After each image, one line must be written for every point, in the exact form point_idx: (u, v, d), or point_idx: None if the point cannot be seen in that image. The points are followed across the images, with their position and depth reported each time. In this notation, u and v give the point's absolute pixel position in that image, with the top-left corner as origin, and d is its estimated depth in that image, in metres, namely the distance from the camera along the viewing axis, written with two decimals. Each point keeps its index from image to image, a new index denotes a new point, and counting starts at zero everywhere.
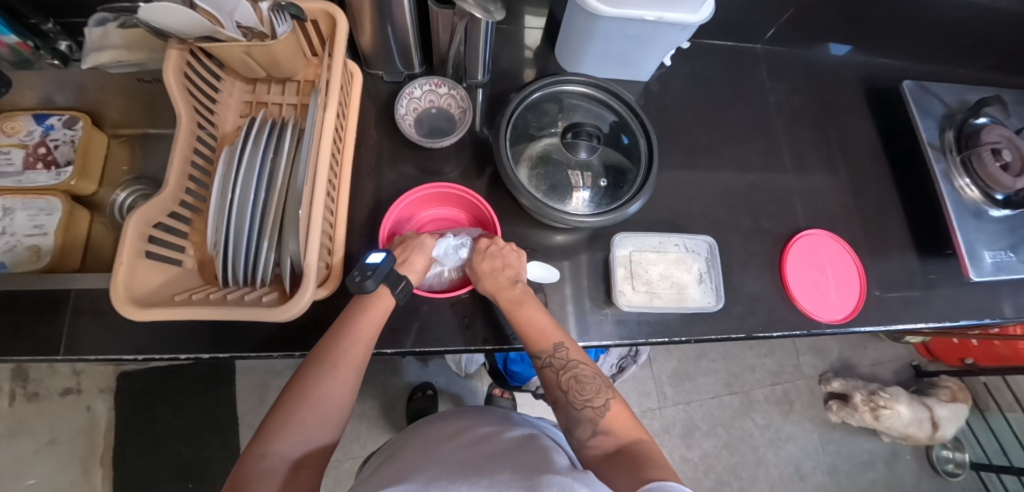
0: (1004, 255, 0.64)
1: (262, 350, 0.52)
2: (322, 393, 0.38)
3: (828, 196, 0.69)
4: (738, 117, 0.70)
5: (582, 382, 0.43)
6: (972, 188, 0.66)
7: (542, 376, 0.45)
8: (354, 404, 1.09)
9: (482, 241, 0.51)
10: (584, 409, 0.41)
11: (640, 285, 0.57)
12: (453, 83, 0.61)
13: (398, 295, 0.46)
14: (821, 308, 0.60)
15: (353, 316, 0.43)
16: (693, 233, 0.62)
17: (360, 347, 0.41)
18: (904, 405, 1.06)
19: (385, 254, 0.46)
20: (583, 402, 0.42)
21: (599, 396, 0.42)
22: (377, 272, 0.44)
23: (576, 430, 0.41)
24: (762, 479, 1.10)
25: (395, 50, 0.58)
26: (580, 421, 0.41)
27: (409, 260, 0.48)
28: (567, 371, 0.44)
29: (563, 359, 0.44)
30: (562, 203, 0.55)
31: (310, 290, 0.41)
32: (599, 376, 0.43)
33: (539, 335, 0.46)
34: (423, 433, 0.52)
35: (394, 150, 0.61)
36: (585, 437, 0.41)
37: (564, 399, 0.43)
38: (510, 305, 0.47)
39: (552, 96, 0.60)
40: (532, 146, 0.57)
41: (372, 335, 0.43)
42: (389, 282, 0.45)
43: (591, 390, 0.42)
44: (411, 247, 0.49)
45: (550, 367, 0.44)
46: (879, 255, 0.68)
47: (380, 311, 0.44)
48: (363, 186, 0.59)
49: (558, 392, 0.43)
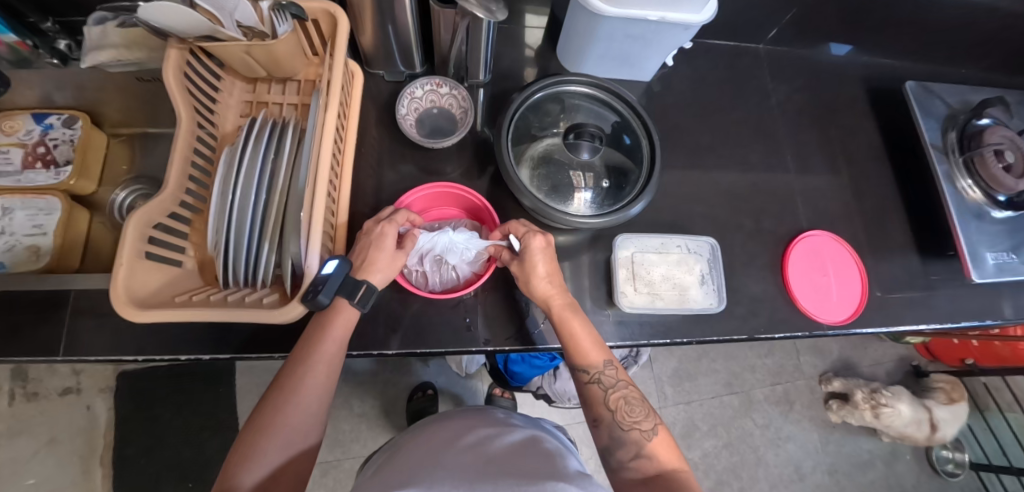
0: (1005, 256, 0.64)
1: (262, 351, 0.52)
2: (286, 421, 0.38)
3: (830, 196, 0.69)
4: (740, 117, 0.70)
5: (631, 404, 0.43)
6: (974, 189, 0.66)
7: (587, 391, 0.45)
8: (354, 404, 1.09)
9: (534, 239, 0.48)
10: (631, 431, 0.42)
11: (642, 286, 0.57)
12: (455, 83, 0.61)
13: (359, 304, 0.44)
14: (823, 309, 0.60)
15: (315, 337, 0.42)
16: (694, 233, 0.62)
17: (323, 369, 0.41)
18: (904, 404, 1.06)
19: (336, 261, 0.43)
20: (631, 423, 0.42)
21: (647, 419, 0.43)
22: (328, 285, 0.41)
23: (619, 450, 0.42)
24: (762, 479, 1.10)
25: (397, 50, 0.58)
26: (625, 443, 0.42)
27: (369, 260, 0.46)
28: (616, 391, 0.44)
29: (613, 378, 0.44)
30: (564, 204, 0.54)
31: (311, 293, 0.41)
32: (647, 400, 0.44)
33: (589, 350, 0.46)
34: (427, 432, 0.52)
35: (394, 149, 0.61)
36: (626, 458, 0.42)
37: (610, 418, 0.43)
38: (561, 313, 0.47)
39: (555, 96, 0.60)
40: (534, 147, 0.57)
41: (336, 354, 0.42)
42: (345, 293, 0.43)
43: (640, 413, 0.43)
44: (369, 242, 0.47)
45: (598, 383, 0.44)
46: (881, 256, 0.68)
47: (344, 326, 0.43)
48: (364, 187, 0.59)
49: (604, 409, 0.44)
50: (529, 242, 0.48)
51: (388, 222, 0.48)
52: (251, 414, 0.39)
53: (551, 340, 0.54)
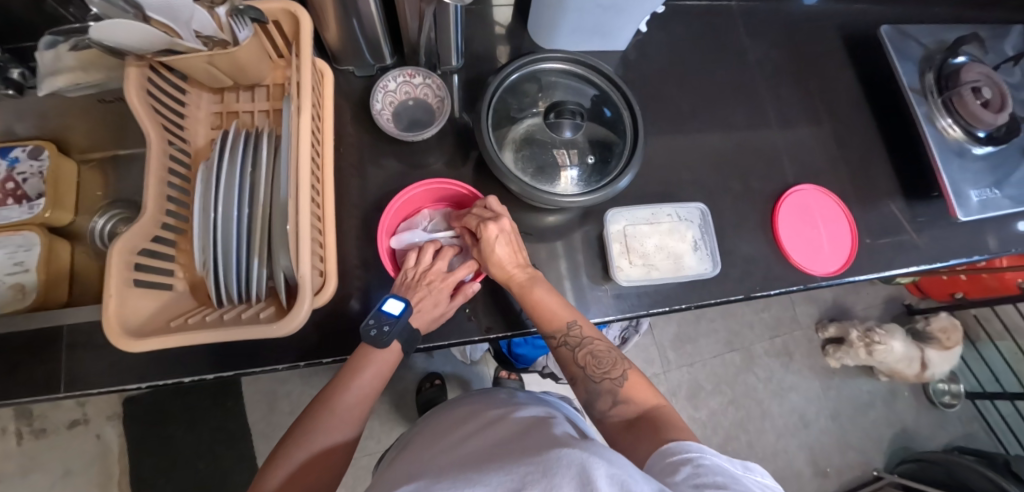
0: (987, 192, 0.66)
1: (264, 364, 0.51)
2: (333, 423, 0.42)
3: (814, 149, 0.69)
4: (719, 77, 0.69)
5: (598, 356, 0.45)
6: (954, 128, 0.67)
7: (558, 354, 0.47)
8: None
9: (489, 230, 0.48)
10: (603, 381, 0.44)
11: (637, 258, 0.56)
12: (427, 72, 0.59)
13: (408, 347, 0.47)
14: (814, 261, 0.62)
15: (366, 354, 0.45)
16: (684, 200, 0.61)
17: (371, 382, 0.45)
18: (897, 340, 1.07)
19: (404, 304, 0.47)
20: (602, 374, 0.45)
21: (616, 368, 0.45)
22: (394, 327, 0.46)
23: (597, 403, 0.44)
24: (768, 430, 1.14)
25: (364, 43, 0.56)
26: (600, 394, 0.44)
27: (424, 311, 0.49)
28: (583, 348, 0.46)
29: (578, 337, 0.47)
30: (551, 184, 0.54)
31: (306, 305, 0.41)
32: (614, 350, 0.46)
33: (553, 315, 0.47)
34: (438, 418, 0.53)
35: (374, 147, 0.60)
36: (606, 407, 0.44)
37: (582, 374, 0.46)
38: (522, 289, 0.48)
39: (532, 74, 0.58)
40: (514, 129, 0.56)
41: (385, 368, 0.46)
42: (402, 338, 0.47)
43: (609, 364, 0.45)
44: (428, 292, 0.49)
45: (565, 345, 0.47)
46: (869, 203, 0.69)
47: (387, 361, 0.46)
48: (348, 188, 0.58)
49: (575, 367, 0.46)
50: (484, 234, 0.48)
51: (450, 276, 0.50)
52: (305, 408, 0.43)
53: None
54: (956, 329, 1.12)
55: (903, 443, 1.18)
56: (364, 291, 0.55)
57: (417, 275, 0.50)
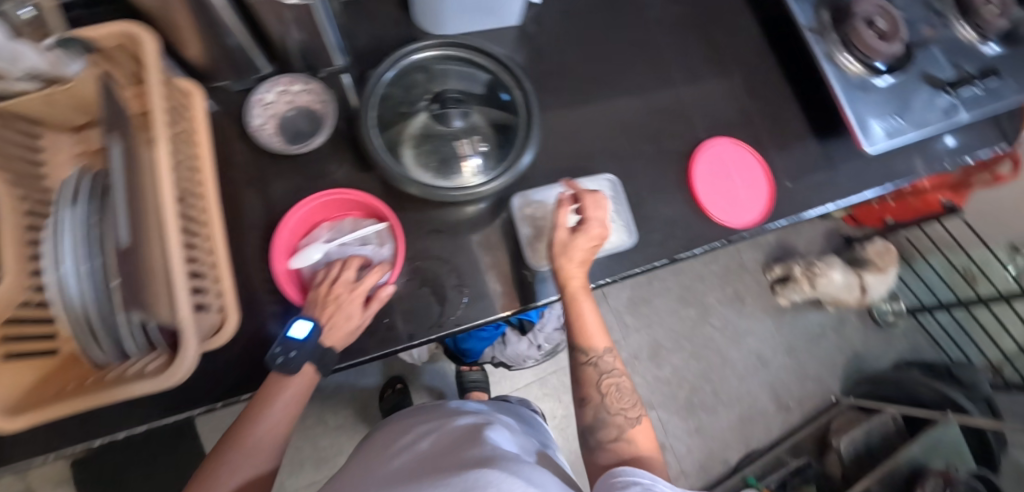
0: (890, 122, 0.68)
1: (180, 411, 0.49)
2: (245, 458, 0.42)
3: (721, 101, 0.69)
4: (619, 40, 0.68)
5: (621, 392, 0.51)
6: (854, 63, 0.68)
7: (582, 371, 0.52)
8: (325, 418, 1.04)
9: (597, 230, 0.49)
10: (617, 415, 0.50)
11: (551, 240, 0.55)
12: (305, 78, 0.56)
13: (322, 367, 0.46)
14: (730, 211, 0.62)
15: (275, 389, 0.44)
16: (595, 172, 0.61)
17: (284, 414, 0.44)
18: (836, 270, 1.12)
19: (311, 324, 0.44)
20: (618, 408, 0.50)
21: (634, 409, 0.51)
22: (301, 352, 0.44)
23: (600, 431, 0.49)
24: (730, 376, 1.18)
25: (231, 55, 0.51)
26: (608, 425, 0.49)
27: (337, 328, 0.46)
28: (610, 377, 0.51)
29: (609, 365, 0.52)
30: (453, 177, 0.53)
31: (192, 349, 0.39)
32: (635, 394, 0.51)
33: (594, 336, 0.51)
34: (391, 430, 0.61)
35: (265, 164, 0.56)
36: (606, 438, 0.49)
37: (600, 399, 0.50)
38: (577, 295, 0.50)
39: (421, 64, 0.55)
40: (407, 125, 0.54)
41: (299, 397, 0.45)
42: (315, 358, 0.45)
43: (628, 402, 0.51)
44: (337, 308, 0.46)
45: (595, 366, 0.51)
46: (779, 148, 0.70)
47: (299, 390, 0.44)
48: (244, 213, 0.54)
49: (595, 390, 0.51)
50: (591, 230, 0.49)
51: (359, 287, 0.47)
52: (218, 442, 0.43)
53: (476, 317, 0.53)
54: (892, 252, 1.17)
55: (855, 365, 1.25)
56: (277, 319, 0.52)
57: (326, 291, 0.46)
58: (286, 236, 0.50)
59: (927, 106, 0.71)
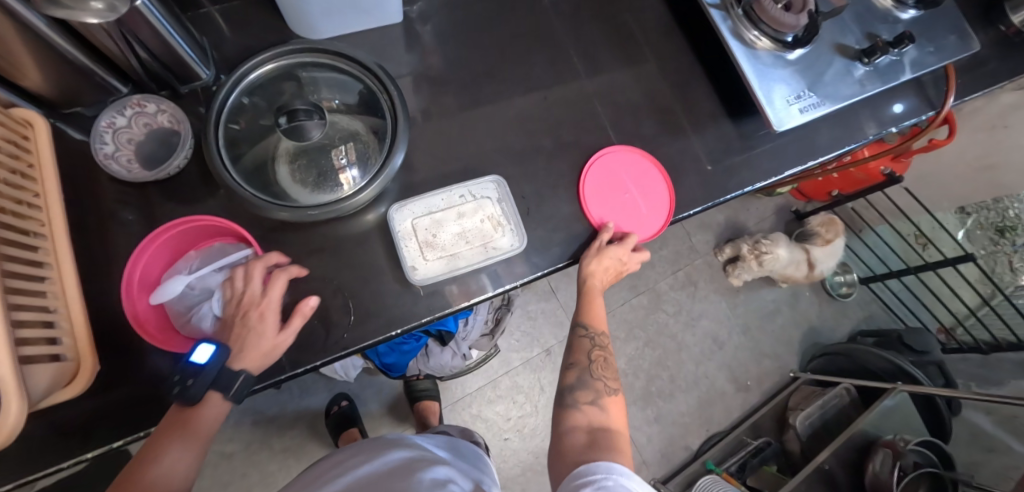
0: (802, 96, 0.66)
1: (43, 468, 0.44)
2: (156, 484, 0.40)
3: (626, 86, 0.66)
4: (513, 30, 0.64)
5: (606, 363, 0.57)
6: (762, 38, 0.65)
7: (576, 341, 0.57)
8: (270, 442, 1.02)
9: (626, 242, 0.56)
10: (598, 381, 0.54)
11: (435, 252, 0.52)
12: (158, 98, 0.52)
13: (234, 395, 0.44)
14: (626, 223, 0.59)
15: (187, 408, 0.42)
16: (486, 174, 0.58)
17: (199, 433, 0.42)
18: (781, 247, 1.09)
19: (213, 348, 0.43)
20: (600, 375, 0.55)
21: (612, 382, 0.55)
22: (199, 379, 0.42)
23: (579, 390, 0.53)
24: (686, 360, 1.17)
25: (69, 78, 0.47)
26: (588, 386, 0.54)
27: (246, 350, 0.43)
28: (599, 351, 0.57)
29: (602, 343, 0.58)
30: (325, 192, 0.50)
31: (16, 403, 0.35)
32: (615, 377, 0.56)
33: (596, 318, 0.59)
34: (292, 481, 0.52)
35: (126, 191, 0.52)
36: (585, 398, 0.53)
37: (586, 363, 0.56)
38: (592, 289, 0.57)
39: (288, 71, 0.52)
40: (273, 139, 0.50)
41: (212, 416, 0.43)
42: (220, 385, 0.43)
43: (609, 375, 0.56)
44: (245, 328, 0.44)
45: (590, 340, 0.57)
46: (691, 131, 0.67)
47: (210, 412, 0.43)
48: (104, 243, 0.50)
49: (584, 357, 0.56)
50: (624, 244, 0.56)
51: (268, 302, 0.45)
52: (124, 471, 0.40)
53: (368, 336, 0.50)
54: (835, 219, 1.16)
55: (813, 340, 1.25)
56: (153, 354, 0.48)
57: (235, 311, 0.45)
58: (141, 273, 0.46)
59: (841, 77, 0.69)
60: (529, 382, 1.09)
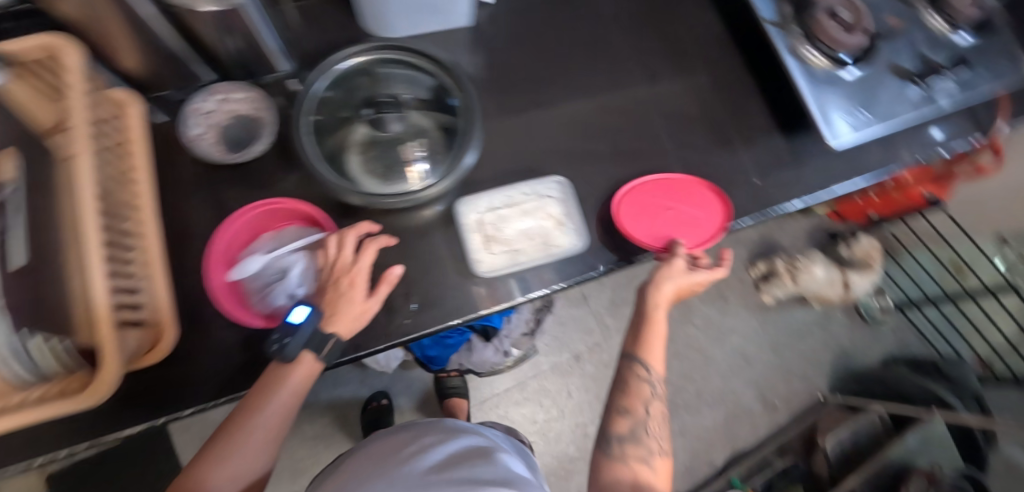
0: (858, 114, 0.66)
1: (117, 429, 0.46)
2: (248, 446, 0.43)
3: (682, 97, 0.67)
4: (575, 39, 0.66)
5: (657, 417, 0.55)
6: (819, 57, 0.66)
7: (634, 382, 0.54)
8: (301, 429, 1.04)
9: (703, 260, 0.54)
10: (650, 436, 0.53)
11: (499, 246, 0.54)
12: (246, 85, 0.55)
13: (324, 357, 0.45)
14: (684, 234, 0.55)
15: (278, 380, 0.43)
16: (546, 174, 0.59)
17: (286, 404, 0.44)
18: (818, 266, 1.13)
19: (307, 310, 0.44)
20: (651, 429, 0.53)
21: (663, 437, 0.54)
22: (296, 337, 0.43)
23: (629, 442, 0.52)
24: (714, 375, 1.17)
25: (162, 63, 0.50)
26: (638, 441, 0.52)
27: (338, 314, 0.45)
28: (655, 402, 0.55)
29: (656, 393, 0.55)
30: (396, 183, 0.52)
31: (114, 367, 0.37)
32: (664, 433, 0.55)
33: (656, 360, 0.55)
34: (360, 451, 0.54)
35: (203, 174, 0.54)
36: (630, 450, 0.52)
37: (641, 411, 0.54)
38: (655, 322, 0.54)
39: (365, 68, 0.54)
40: (354, 134, 0.53)
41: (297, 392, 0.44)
42: (313, 345, 0.44)
43: (659, 430, 0.54)
44: (337, 293, 0.45)
45: (647, 385, 0.54)
46: (744, 144, 0.68)
47: (299, 381, 0.44)
48: (184, 220, 0.53)
49: (639, 404, 0.54)
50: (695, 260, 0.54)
51: (358, 269, 0.46)
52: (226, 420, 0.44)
53: (428, 325, 0.51)
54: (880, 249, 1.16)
55: (844, 363, 1.23)
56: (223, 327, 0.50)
57: (328, 277, 0.46)
58: (224, 247, 0.48)
59: (895, 98, 0.69)
60: (556, 387, 1.09)
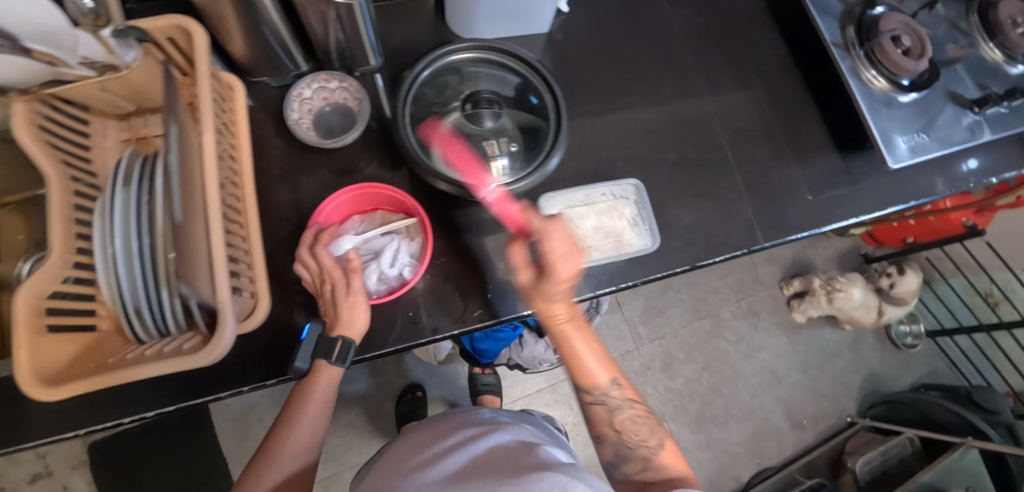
0: (917, 137, 0.68)
1: (206, 393, 0.51)
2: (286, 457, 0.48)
3: (745, 112, 0.70)
4: (645, 50, 0.69)
5: (637, 422, 0.50)
6: (879, 79, 0.68)
7: (595, 408, 0.49)
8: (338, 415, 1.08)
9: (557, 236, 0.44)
10: (638, 448, 0.49)
11: (576, 242, 0.56)
12: (342, 75, 0.57)
13: (336, 360, 0.48)
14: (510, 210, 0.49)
15: (304, 392, 0.50)
16: (620, 177, 0.62)
17: (314, 410, 0.50)
18: (857, 287, 1.10)
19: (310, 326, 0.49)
20: (638, 441, 0.49)
21: (653, 436, 0.50)
22: (300, 352, 0.48)
23: (625, 465, 0.50)
24: (743, 390, 1.18)
25: (264, 50, 0.53)
26: (631, 458, 0.49)
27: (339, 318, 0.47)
28: (622, 412, 0.49)
29: (617, 398, 0.49)
30: (481, 176, 0.53)
31: (229, 329, 0.40)
32: (650, 418, 0.50)
33: (590, 373, 0.48)
34: (411, 434, 0.60)
35: (299, 159, 0.58)
36: (634, 470, 0.49)
37: (616, 436, 0.50)
38: (568, 333, 0.47)
39: (453, 66, 0.57)
40: (439, 123, 0.54)
41: (323, 398, 0.51)
42: (322, 353, 0.47)
43: (645, 431, 0.50)
44: (331, 299, 0.48)
45: (603, 402, 0.49)
46: (802, 160, 0.70)
47: (323, 392, 0.50)
48: (276, 203, 0.56)
49: (610, 429, 0.50)
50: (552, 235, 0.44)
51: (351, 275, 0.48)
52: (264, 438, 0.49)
53: (501, 314, 0.54)
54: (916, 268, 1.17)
55: (872, 387, 1.24)
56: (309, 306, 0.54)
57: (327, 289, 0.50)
58: (326, 217, 0.54)
59: (951, 123, 0.70)
60: None
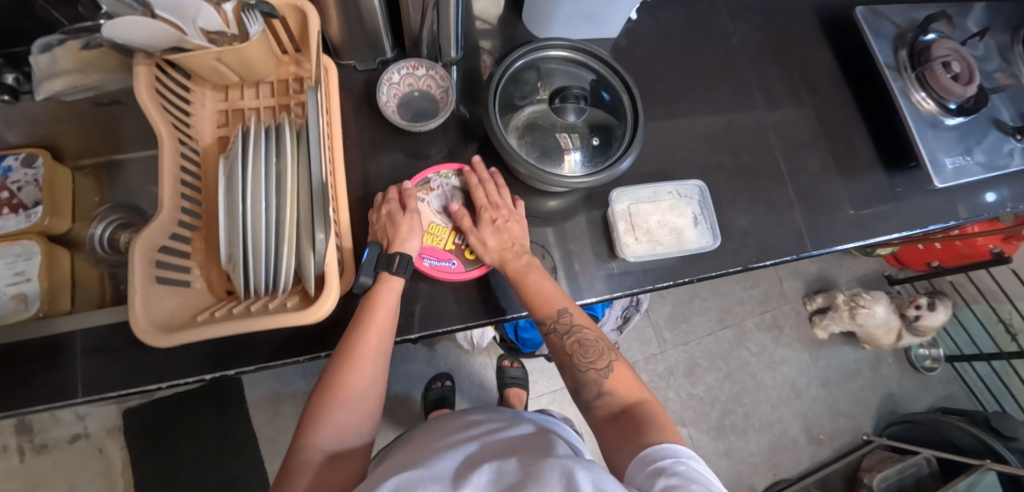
0: (961, 159, 0.70)
1: (287, 356, 0.53)
2: (348, 391, 0.42)
3: (798, 124, 0.73)
4: (708, 61, 0.72)
5: (586, 345, 0.49)
6: (928, 101, 0.70)
7: (549, 338, 0.50)
8: None
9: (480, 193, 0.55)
10: (589, 371, 0.48)
11: (642, 235, 0.59)
12: (431, 64, 0.60)
13: (397, 270, 0.48)
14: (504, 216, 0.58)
15: (364, 316, 0.45)
16: (683, 179, 0.65)
17: (375, 336, 0.45)
18: (880, 306, 1.12)
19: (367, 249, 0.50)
20: (588, 363, 0.48)
21: (601, 358, 0.48)
22: (364, 265, 0.48)
23: (584, 391, 0.48)
24: (763, 401, 1.20)
25: (355, 34, 0.56)
26: (587, 382, 0.48)
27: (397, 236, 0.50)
28: (572, 336, 0.49)
29: (568, 324, 0.49)
30: (556, 167, 0.56)
31: (335, 291, 0.42)
32: (601, 339, 0.49)
33: (545, 301, 0.50)
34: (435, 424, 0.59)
35: (378, 140, 0.61)
36: (592, 397, 0.48)
37: (570, 361, 0.49)
38: (517, 273, 0.51)
39: (532, 64, 0.60)
40: (516, 117, 0.57)
41: (386, 320, 0.46)
42: (383, 265, 0.48)
43: (595, 354, 0.48)
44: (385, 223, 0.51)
45: (555, 332, 0.49)
46: (849, 176, 0.72)
47: (387, 306, 0.46)
48: (354, 180, 0.59)
49: (564, 355, 0.49)
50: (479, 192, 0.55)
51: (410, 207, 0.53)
52: (323, 371, 0.44)
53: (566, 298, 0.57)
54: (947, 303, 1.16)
55: (889, 406, 1.26)
56: None
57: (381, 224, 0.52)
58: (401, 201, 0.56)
59: (995, 148, 0.73)
60: None
